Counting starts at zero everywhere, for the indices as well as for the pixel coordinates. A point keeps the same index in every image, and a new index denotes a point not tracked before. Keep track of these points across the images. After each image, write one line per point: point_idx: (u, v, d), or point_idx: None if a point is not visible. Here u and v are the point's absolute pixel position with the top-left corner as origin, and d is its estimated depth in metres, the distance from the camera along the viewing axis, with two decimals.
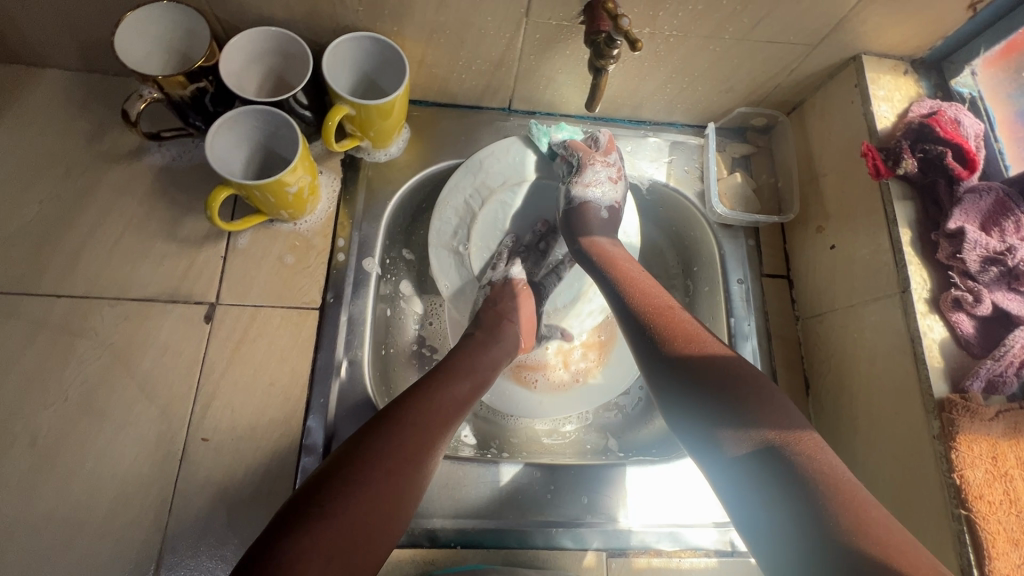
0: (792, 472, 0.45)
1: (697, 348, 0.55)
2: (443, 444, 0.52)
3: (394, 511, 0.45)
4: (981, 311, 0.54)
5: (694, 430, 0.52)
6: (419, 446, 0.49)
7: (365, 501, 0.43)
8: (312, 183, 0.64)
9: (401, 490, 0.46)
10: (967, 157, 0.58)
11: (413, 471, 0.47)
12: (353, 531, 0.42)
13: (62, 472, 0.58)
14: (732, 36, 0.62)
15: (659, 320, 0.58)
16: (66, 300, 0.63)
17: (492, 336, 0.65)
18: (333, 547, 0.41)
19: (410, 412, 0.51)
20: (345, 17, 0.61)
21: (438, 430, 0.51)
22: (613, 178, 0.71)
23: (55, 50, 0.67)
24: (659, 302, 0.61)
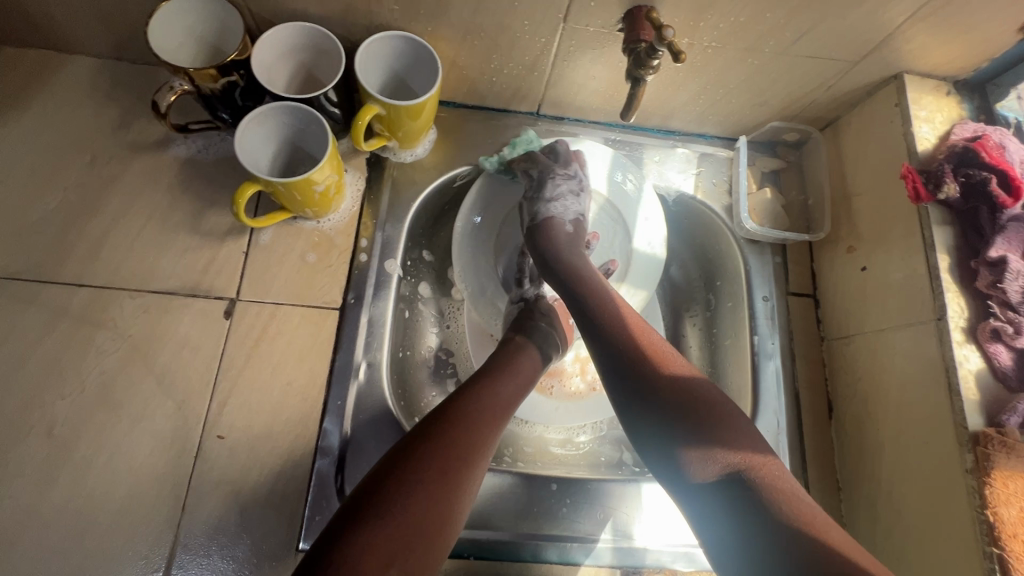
0: (757, 496, 0.46)
1: (665, 372, 0.54)
2: (494, 443, 0.52)
3: (449, 511, 0.45)
4: (1020, 343, 0.53)
5: (656, 445, 0.52)
6: (473, 446, 0.49)
7: (420, 501, 0.44)
8: (338, 182, 0.63)
9: (456, 489, 0.46)
10: (1012, 184, 0.56)
11: (467, 471, 0.48)
12: (411, 530, 0.42)
13: (76, 464, 0.57)
14: (773, 50, 0.61)
15: (635, 341, 0.57)
16: (87, 290, 0.62)
17: (531, 341, 0.64)
18: (391, 546, 0.41)
19: (462, 412, 0.51)
20: (380, 15, 0.60)
21: (489, 429, 0.52)
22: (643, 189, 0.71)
23: (85, 37, 0.66)
24: (631, 321, 0.60)
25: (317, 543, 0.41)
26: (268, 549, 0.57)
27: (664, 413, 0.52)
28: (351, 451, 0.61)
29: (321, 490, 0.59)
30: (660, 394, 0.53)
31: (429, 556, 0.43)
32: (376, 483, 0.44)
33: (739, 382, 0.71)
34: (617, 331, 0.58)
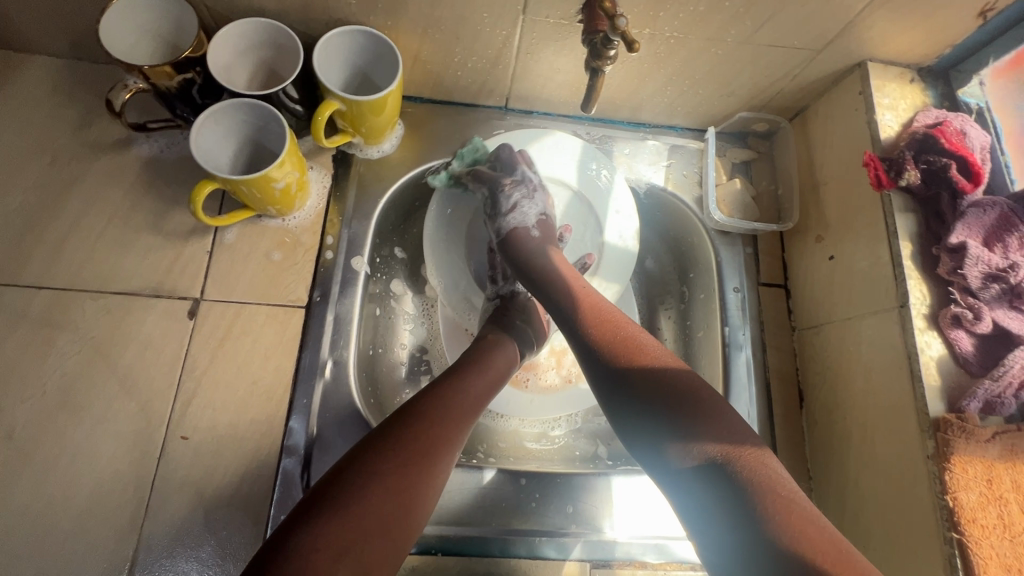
0: (739, 482, 0.44)
1: (645, 364, 0.54)
2: (461, 441, 0.51)
3: (410, 504, 0.45)
4: (981, 329, 0.53)
5: (646, 444, 0.50)
6: (438, 444, 0.48)
7: (378, 496, 0.43)
8: (301, 179, 0.63)
9: (418, 485, 0.46)
10: (972, 170, 0.56)
11: (432, 467, 0.47)
12: (368, 525, 0.42)
13: (37, 467, 0.57)
14: (734, 39, 0.61)
15: (613, 339, 0.56)
16: (47, 292, 0.62)
17: (506, 336, 0.65)
18: (344, 540, 0.41)
19: (432, 409, 0.51)
20: (338, 10, 0.60)
21: (456, 427, 0.51)
22: (593, 187, 0.73)
23: (42, 36, 0.66)
24: (609, 316, 0.59)
25: (274, 533, 0.41)
26: (233, 549, 0.56)
27: (646, 403, 0.51)
28: (318, 450, 0.61)
29: (287, 489, 0.59)
30: (641, 384, 0.52)
31: (384, 552, 0.42)
32: (336, 476, 0.44)
33: (711, 374, 0.71)
34: (591, 326, 0.58)
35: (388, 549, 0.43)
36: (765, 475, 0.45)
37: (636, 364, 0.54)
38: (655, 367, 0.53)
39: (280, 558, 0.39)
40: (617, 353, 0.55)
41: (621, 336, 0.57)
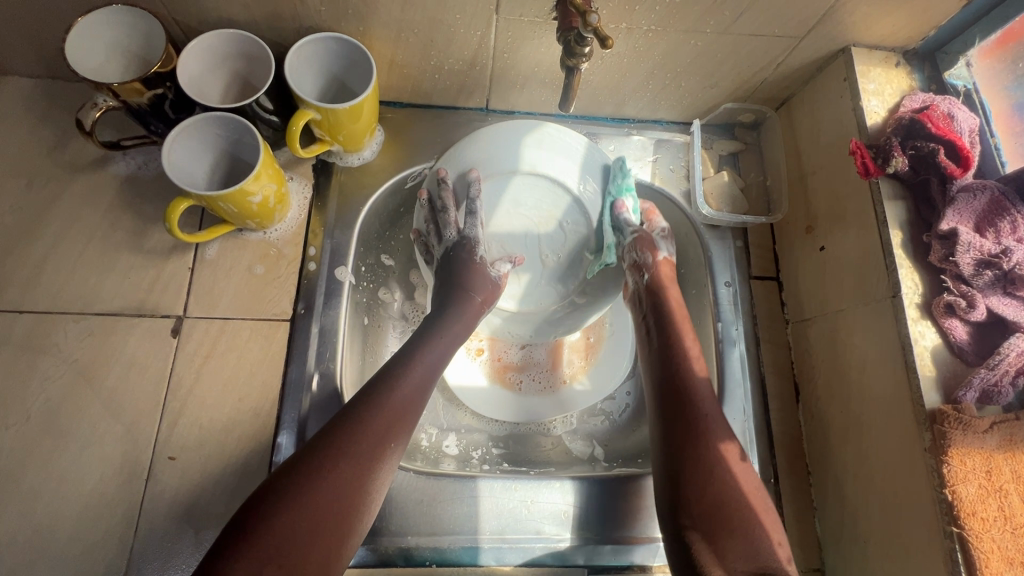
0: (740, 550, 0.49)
1: (699, 403, 0.56)
2: (405, 438, 0.51)
3: (327, 518, 0.44)
4: (975, 317, 0.52)
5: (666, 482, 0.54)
6: (376, 446, 0.48)
7: (289, 517, 0.42)
8: (279, 191, 0.62)
9: (356, 488, 0.46)
10: (960, 154, 0.55)
11: (370, 468, 0.47)
12: (303, 529, 0.42)
13: (24, 493, 0.56)
14: (714, 30, 0.59)
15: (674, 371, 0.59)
16: (28, 316, 0.61)
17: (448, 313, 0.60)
18: (278, 544, 0.41)
19: (372, 408, 0.50)
20: (309, 18, 0.59)
21: (387, 437, 0.49)
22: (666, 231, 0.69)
23: (12, 57, 0.65)
24: (708, 412, 0.56)
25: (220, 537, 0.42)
26: None
27: (710, 526, 0.50)
28: None
29: None
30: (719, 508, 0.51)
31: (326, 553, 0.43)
32: (276, 480, 0.45)
33: None
34: (691, 422, 0.55)
35: (332, 550, 0.43)
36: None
37: (727, 478, 0.52)
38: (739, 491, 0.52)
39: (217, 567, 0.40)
40: (711, 461, 0.53)
41: (724, 445, 0.54)
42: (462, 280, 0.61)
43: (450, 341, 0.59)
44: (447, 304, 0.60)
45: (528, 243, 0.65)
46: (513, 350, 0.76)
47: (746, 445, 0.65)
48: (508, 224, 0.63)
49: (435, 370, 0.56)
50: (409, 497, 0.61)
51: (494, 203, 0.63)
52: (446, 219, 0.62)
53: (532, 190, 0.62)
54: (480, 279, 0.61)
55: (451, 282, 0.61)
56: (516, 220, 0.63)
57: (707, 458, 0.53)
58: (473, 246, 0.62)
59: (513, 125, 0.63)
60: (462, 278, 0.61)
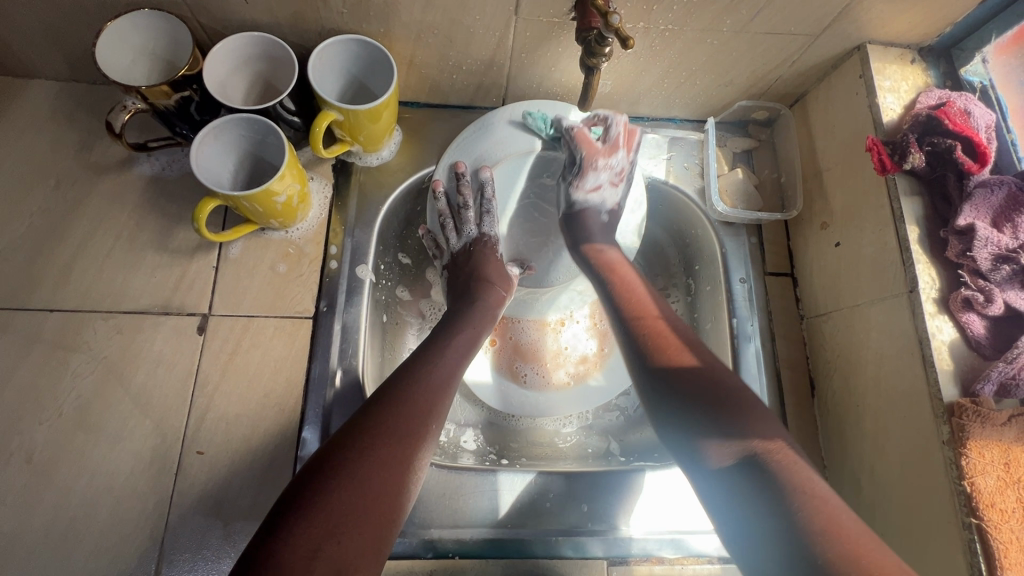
0: (771, 483, 0.44)
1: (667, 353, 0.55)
2: (444, 418, 0.50)
3: (381, 492, 0.42)
4: (992, 311, 0.52)
5: (679, 442, 0.51)
6: (420, 422, 0.47)
7: (344, 490, 0.41)
8: (302, 191, 0.63)
9: (405, 462, 0.45)
10: (978, 150, 0.56)
11: (416, 443, 0.46)
12: (358, 505, 0.41)
13: (57, 485, 0.58)
14: (731, 28, 0.60)
15: (643, 325, 0.58)
16: (58, 315, 0.62)
17: (469, 305, 0.62)
18: (335, 519, 0.39)
19: (409, 387, 0.49)
20: (331, 20, 0.60)
21: (430, 415, 0.48)
22: (613, 181, 0.66)
23: (40, 61, 0.66)
24: (678, 358, 0.55)
25: (266, 521, 0.40)
26: None
27: (686, 427, 0.51)
28: None
29: None
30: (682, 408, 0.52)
31: (381, 528, 0.41)
32: (322, 460, 0.43)
33: None
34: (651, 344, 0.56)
35: (386, 524, 0.42)
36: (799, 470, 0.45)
37: (685, 382, 0.53)
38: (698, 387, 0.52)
39: (272, 549, 0.38)
40: (666, 369, 0.54)
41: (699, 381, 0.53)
42: (474, 275, 0.65)
43: (473, 330, 0.60)
44: (474, 301, 0.63)
45: (540, 236, 0.73)
46: (523, 329, 0.78)
47: None
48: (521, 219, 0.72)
49: (466, 353, 0.57)
50: (431, 490, 0.63)
51: (506, 201, 0.70)
52: (464, 219, 0.66)
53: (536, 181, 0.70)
54: (498, 273, 0.66)
55: (465, 284, 0.65)
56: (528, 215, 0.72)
57: (664, 367, 0.55)
58: (492, 242, 0.68)
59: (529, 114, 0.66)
60: (476, 275, 0.65)
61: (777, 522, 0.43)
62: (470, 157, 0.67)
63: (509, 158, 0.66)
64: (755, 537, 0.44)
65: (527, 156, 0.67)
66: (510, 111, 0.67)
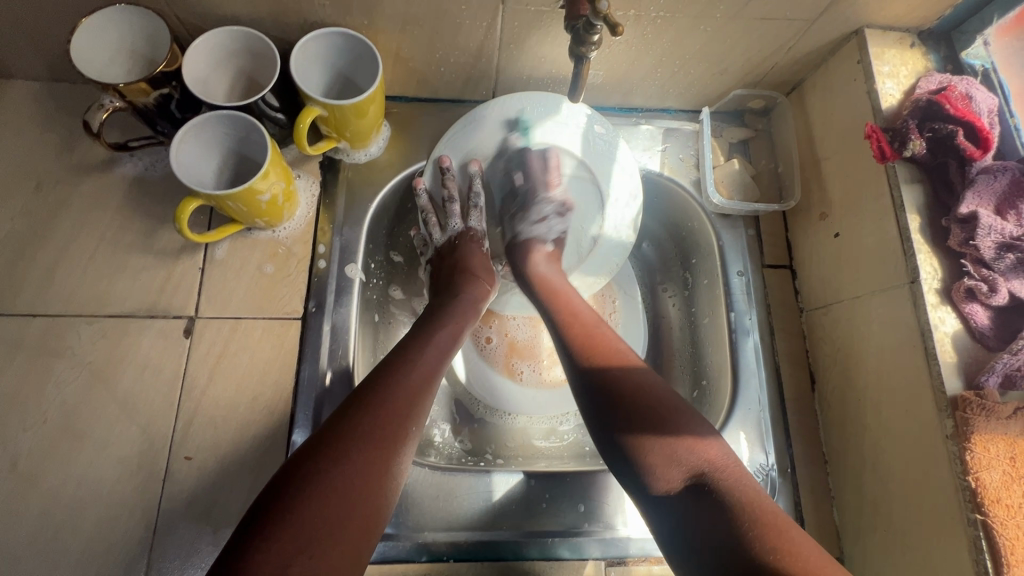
0: (719, 500, 0.44)
1: (611, 369, 0.53)
2: (423, 421, 0.49)
3: (355, 503, 0.41)
4: (997, 301, 0.51)
5: (617, 456, 0.49)
6: (398, 429, 0.46)
7: (317, 504, 0.39)
8: (287, 189, 0.62)
9: (381, 473, 0.43)
10: (979, 136, 0.54)
11: (394, 452, 0.45)
12: (332, 518, 0.39)
13: (43, 493, 0.57)
14: (724, 15, 0.58)
15: (581, 338, 0.56)
16: (41, 320, 0.61)
17: (450, 299, 0.61)
18: (307, 535, 0.38)
19: (387, 391, 0.48)
20: (313, 13, 0.58)
21: (407, 420, 0.47)
22: (560, 211, 0.70)
23: (18, 60, 0.65)
24: (619, 373, 0.52)
25: (236, 534, 0.39)
26: None
27: (623, 459, 0.49)
28: None
29: None
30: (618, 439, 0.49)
31: (357, 542, 0.40)
32: (295, 469, 0.41)
33: (718, 362, 0.69)
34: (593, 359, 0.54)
35: (360, 537, 0.41)
36: (740, 495, 0.44)
37: (620, 405, 0.50)
38: (647, 421, 0.48)
39: (240, 563, 0.36)
40: (601, 380, 0.52)
41: (644, 395, 0.51)
42: (450, 271, 0.64)
43: (454, 326, 0.58)
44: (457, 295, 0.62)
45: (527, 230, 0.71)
46: (519, 326, 0.76)
47: (761, 436, 0.64)
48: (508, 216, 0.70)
49: (447, 352, 0.55)
50: (424, 492, 0.61)
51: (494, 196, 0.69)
52: (450, 211, 0.67)
53: (525, 175, 0.69)
54: (481, 264, 0.66)
55: (449, 276, 0.64)
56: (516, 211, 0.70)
57: (605, 386, 0.52)
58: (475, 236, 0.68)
59: (520, 104, 0.66)
60: (458, 266, 0.65)
61: (730, 543, 0.42)
62: (457, 154, 0.67)
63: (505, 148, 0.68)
64: (705, 559, 0.43)
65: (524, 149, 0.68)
66: (499, 107, 0.66)
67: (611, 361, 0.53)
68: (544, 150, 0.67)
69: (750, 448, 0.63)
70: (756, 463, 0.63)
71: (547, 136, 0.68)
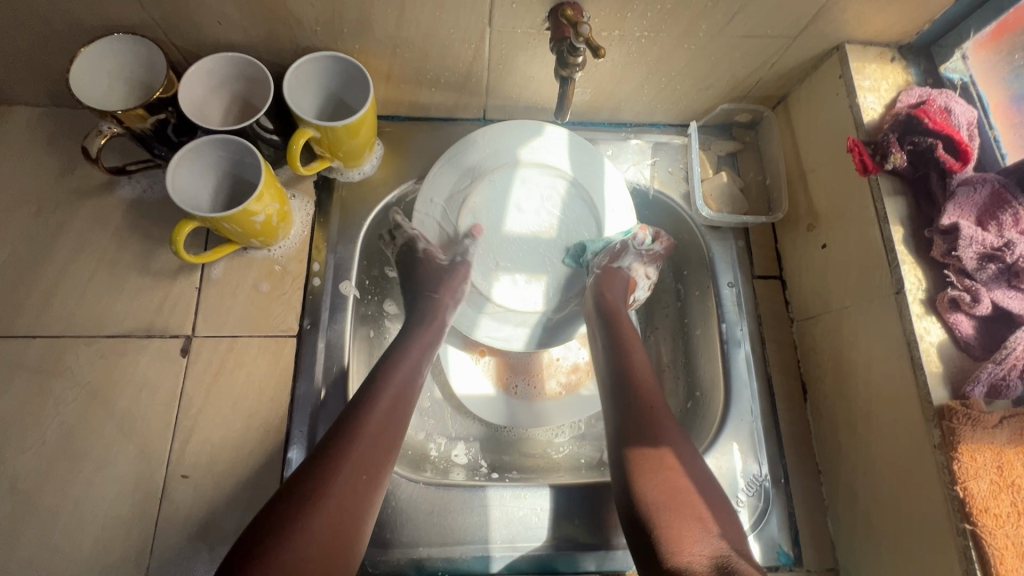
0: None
1: (661, 432, 0.55)
2: (393, 457, 0.52)
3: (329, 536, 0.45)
4: (980, 311, 0.52)
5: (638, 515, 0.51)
6: (367, 465, 0.49)
7: (295, 538, 0.43)
8: (281, 210, 0.63)
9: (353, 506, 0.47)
10: (959, 148, 0.55)
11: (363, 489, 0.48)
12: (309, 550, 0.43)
13: (42, 514, 0.57)
14: (707, 33, 0.59)
15: (639, 395, 0.58)
16: (41, 341, 0.62)
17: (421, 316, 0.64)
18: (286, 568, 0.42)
19: (358, 428, 0.51)
20: (305, 38, 0.60)
21: (376, 456, 0.50)
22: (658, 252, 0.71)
23: (20, 87, 0.66)
24: (669, 434, 0.55)
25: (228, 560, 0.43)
26: None
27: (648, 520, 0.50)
28: None
29: None
30: (648, 523, 0.50)
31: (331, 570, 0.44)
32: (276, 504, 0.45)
33: (711, 373, 0.70)
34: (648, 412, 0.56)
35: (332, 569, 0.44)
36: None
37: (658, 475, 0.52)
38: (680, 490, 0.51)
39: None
40: (648, 439, 0.54)
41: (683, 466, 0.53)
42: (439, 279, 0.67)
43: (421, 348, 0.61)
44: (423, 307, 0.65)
45: (520, 247, 0.72)
46: None
47: (754, 447, 0.65)
48: (519, 226, 0.71)
49: (415, 372, 0.58)
50: (418, 507, 0.62)
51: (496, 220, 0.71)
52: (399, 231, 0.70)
53: (525, 193, 0.72)
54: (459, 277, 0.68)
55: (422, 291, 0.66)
56: (525, 220, 0.71)
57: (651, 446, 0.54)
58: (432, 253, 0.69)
59: (493, 134, 0.70)
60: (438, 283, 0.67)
61: None
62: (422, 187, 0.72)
63: (492, 171, 0.71)
64: None
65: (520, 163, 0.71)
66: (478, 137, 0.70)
67: (659, 423, 0.55)
68: (539, 170, 0.71)
69: (743, 459, 0.64)
70: (749, 474, 0.63)
71: (542, 147, 0.71)
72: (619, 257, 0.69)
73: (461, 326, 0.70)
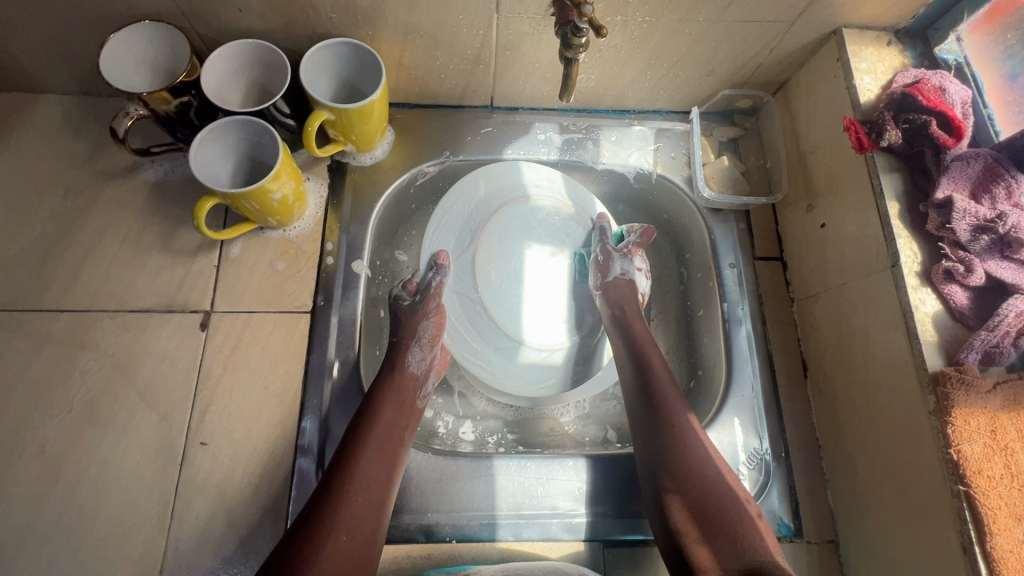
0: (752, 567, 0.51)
1: (677, 437, 0.59)
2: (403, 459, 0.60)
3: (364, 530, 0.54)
4: (973, 281, 0.53)
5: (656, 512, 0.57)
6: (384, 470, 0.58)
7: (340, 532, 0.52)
8: (297, 189, 0.66)
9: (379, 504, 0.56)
10: (952, 125, 0.57)
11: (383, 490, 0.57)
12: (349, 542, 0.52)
13: (68, 478, 0.60)
14: (707, 17, 0.61)
15: (655, 400, 0.62)
16: (68, 315, 0.65)
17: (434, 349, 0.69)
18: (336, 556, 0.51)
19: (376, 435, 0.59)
20: (321, 25, 0.62)
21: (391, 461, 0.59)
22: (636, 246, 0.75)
23: (50, 75, 0.70)
24: (685, 438, 0.59)
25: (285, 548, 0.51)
26: (254, 546, 0.59)
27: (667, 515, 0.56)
28: (330, 445, 0.64)
29: (303, 487, 0.61)
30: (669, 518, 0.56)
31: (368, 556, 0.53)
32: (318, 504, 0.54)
33: (713, 351, 0.71)
34: (665, 415, 0.61)
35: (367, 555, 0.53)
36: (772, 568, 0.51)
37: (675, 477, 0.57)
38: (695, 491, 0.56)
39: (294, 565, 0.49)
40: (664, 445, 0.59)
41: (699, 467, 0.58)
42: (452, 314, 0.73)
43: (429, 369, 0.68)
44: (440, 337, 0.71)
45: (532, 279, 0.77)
46: None
47: (755, 422, 0.66)
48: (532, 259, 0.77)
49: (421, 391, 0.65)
50: (426, 476, 0.64)
51: (506, 274, 0.76)
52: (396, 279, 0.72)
53: (529, 229, 0.78)
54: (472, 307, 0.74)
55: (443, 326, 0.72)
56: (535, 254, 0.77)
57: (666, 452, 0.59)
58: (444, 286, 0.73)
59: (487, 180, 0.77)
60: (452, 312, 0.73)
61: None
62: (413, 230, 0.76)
63: (488, 225, 0.76)
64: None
65: (516, 207, 0.77)
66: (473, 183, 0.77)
67: (676, 428, 0.60)
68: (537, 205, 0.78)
69: (744, 434, 0.65)
70: (750, 448, 0.65)
71: (530, 184, 0.78)
72: (611, 266, 0.73)
73: (489, 376, 0.72)
